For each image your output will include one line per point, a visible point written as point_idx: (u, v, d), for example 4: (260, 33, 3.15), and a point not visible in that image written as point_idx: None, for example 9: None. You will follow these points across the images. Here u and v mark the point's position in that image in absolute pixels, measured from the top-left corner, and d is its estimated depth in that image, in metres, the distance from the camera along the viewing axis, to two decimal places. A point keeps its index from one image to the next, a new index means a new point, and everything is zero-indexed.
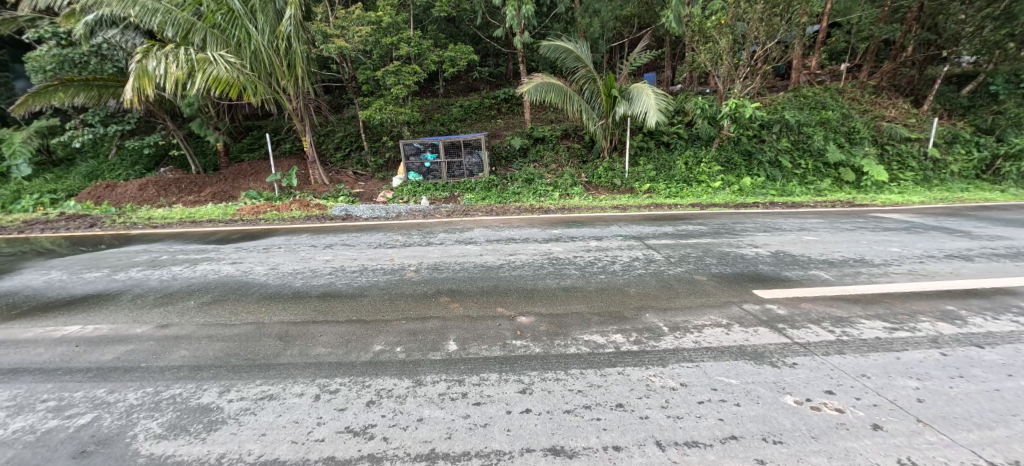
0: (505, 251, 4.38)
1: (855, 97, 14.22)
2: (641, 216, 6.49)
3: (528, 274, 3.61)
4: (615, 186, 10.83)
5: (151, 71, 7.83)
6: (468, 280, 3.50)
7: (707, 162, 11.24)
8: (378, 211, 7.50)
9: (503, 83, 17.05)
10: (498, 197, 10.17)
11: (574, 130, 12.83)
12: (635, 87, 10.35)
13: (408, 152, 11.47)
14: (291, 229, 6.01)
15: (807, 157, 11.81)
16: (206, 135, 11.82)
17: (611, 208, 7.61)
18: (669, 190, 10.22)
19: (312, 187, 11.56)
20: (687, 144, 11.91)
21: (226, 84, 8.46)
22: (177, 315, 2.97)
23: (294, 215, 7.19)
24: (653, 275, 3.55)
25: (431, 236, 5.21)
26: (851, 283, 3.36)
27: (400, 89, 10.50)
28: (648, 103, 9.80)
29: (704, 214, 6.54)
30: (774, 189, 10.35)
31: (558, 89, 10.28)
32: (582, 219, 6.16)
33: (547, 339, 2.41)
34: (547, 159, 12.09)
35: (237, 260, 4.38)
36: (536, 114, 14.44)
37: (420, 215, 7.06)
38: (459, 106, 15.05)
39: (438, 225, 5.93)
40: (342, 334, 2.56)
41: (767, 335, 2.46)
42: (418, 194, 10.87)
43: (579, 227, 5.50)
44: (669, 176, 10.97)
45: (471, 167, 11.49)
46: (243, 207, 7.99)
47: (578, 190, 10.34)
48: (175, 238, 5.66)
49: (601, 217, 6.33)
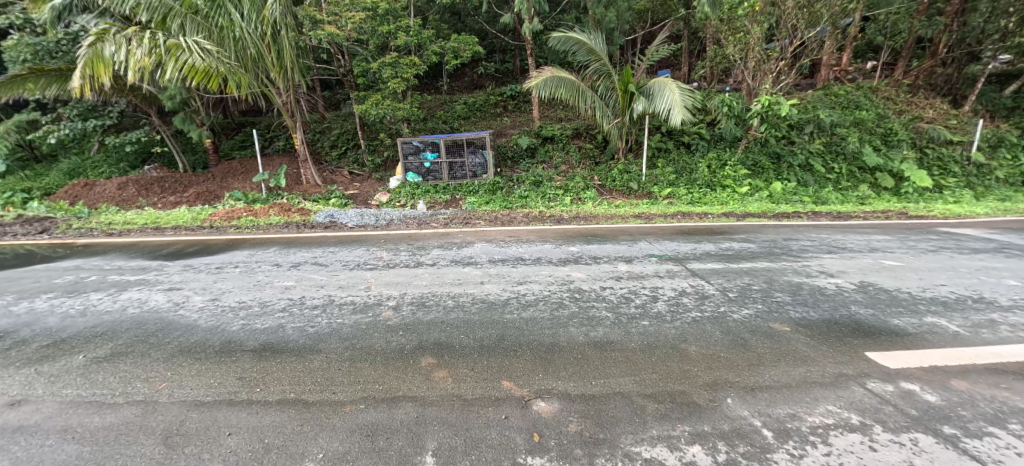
0: (513, 278, 3.42)
1: (890, 95, 13.12)
2: (671, 227, 5.55)
3: (545, 317, 2.68)
4: (630, 190, 9.90)
5: (107, 58, 6.97)
6: (463, 327, 2.56)
7: (732, 165, 10.24)
8: (368, 218, 6.59)
9: (509, 81, 16.14)
10: (504, 201, 9.32)
11: (586, 130, 11.88)
12: (657, 82, 9.30)
13: (406, 152, 10.63)
14: (261, 240, 5.14)
15: (840, 160, 10.86)
16: (190, 130, 11.02)
17: (633, 216, 6.67)
18: (692, 196, 9.27)
19: (302, 188, 10.76)
20: (709, 145, 10.93)
21: (201, 73, 7.65)
22: (44, 383, 2.08)
23: (271, 222, 6.32)
24: (715, 322, 2.61)
25: (422, 252, 4.28)
26: (997, 342, 2.38)
27: (397, 83, 9.64)
28: (672, 99, 8.70)
29: (744, 226, 5.57)
30: (807, 196, 9.38)
31: (570, 84, 9.37)
32: (602, 232, 5.21)
33: (584, 457, 1.47)
34: (557, 159, 11.17)
35: (175, 286, 3.49)
36: (544, 111, 13.45)
37: (414, 223, 6.16)
38: (463, 103, 14.22)
39: (433, 236, 5.03)
40: (260, 433, 1.64)
41: (940, 454, 1.50)
42: (417, 197, 10.02)
43: (601, 243, 4.58)
44: (690, 180, 10.01)
45: (474, 169, 10.58)
46: (216, 211, 7.12)
47: (591, 195, 9.44)
48: (123, 250, 4.81)
49: (626, 229, 5.40)
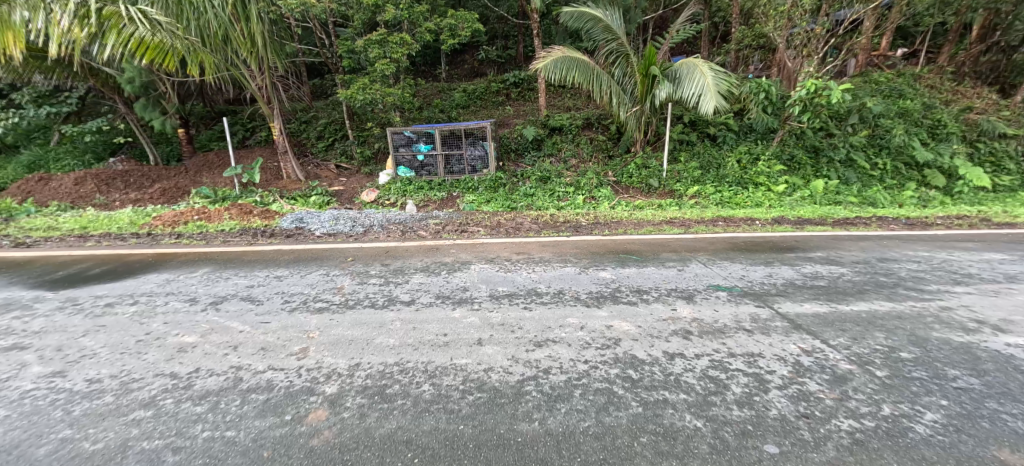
0: (526, 333, 2.25)
1: (935, 83, 11.80)
2: (721, 239, 4.39)
3: (593, 432, 1.51)
4: (649, 187, 8.74)
5: (19, 23, 5.86)
6: (444, 459, 1.38)
7: (765, 159, 9.02)
8: (343, 223, 5.34)
9: (512, 67, 14.82)
10: (507, 200, 8.19)
11: (598, 120, 10.65)
12: (687, 63, 7.78)
13: (397, 143, 9.45)
14: (199, 255, 4.00)
15: (884, 155, 9.67)
16: (153, 119, 9.62)
17: (666, 222, 5.49)
18: (721, 196, 8.12)
19: (281, 184, 9.60)
20: (738, 137, 9.72)
21: (148, 47, 6.59)
22: None
23: (224, 227, 5.16)
24: (901, 448, 1.44)
25: (397, 279, 3.10)
26: None
27: (386, 65, 8.37)
28: (704, 84, 7.17)
29: (813, 239, 4.41)
30: (852, 196, 8.22)
31: (583, 65, 8.13)
32: (637, 246, 4.01)
33: None
34: (566, 153, 9.97)
35: (22, 343, 2.31)
36: (551, 99, 12.17)
37: (398, 230, 5.00)
38: (462, 90, 13.00)
39: (418, 252, 3.85)
40: None
41: None
42: (408, 194, 8.86)
43: (641, 265, 3.42)
44: (718, 176, 8.82)
45: (473, 162, 9.40)
46: (164, 212, 5.95)
47: (606, 193, 8.29)
48: (10, 271, 3.65)
49: (666, 242, 4.19)
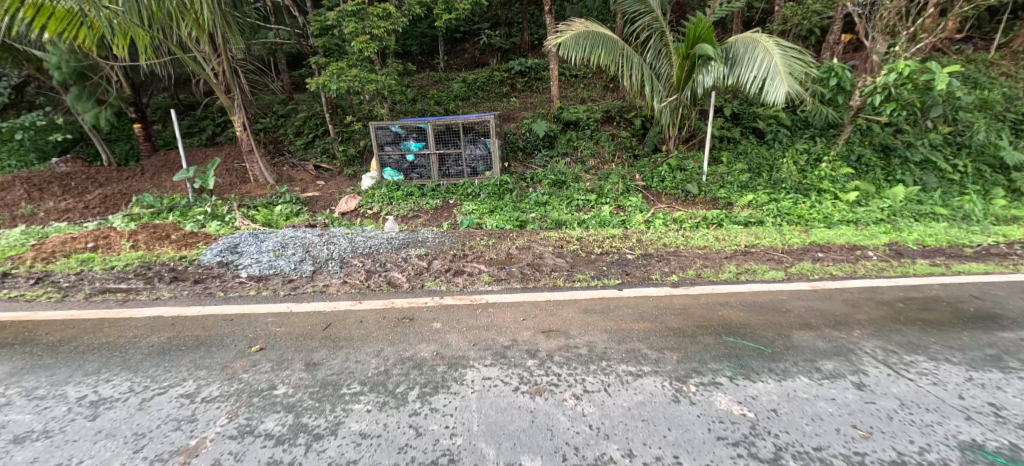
0: None
1: (1012, 71, 10.10)
2: (858, 293, 2.82)
3: None
4: (687, 194, 7.19)
5: None
6: None
7: (828, 160, 7.43)
8: (288, 255, 3.76)
9: (517, 55, 13.19)
10: (513, 211, 6.65)
11: (619, 112, 9.02)
12: (742, 39, 6.13)
13: (382, 140, 7.84)
14: (28, 328, 2.43)
15: (965, 154, 8.03)
16: (86, 111, 7.88)
17: (743, 252, 3.91)
18: (779, 206, 6.57)
19: (245, 189, 8.03)
20: (791, 134, 8.13)
21: (48, 16, 5.11)
22: None
23: (119, 263, 3.61)
24: None
25: (314, 425, 1.53)
26: None
27: (365, 43, 6.78)
28: (773, 66, 5.57)
29: (1002, 295, 2.82)
30: (941, 206, 6.63)
31: (611, 43, 6.49)
32: (744, 317, 2.40)
33: None
34: (584, 151, 8.39)
35: None
36: (563, 89, 10.55)
37: (364, 268, 3.44)
38: (461, 81, 11.43)
39: (379, 327, 2.30)
40: None
41: None
42: (394, 202, 7.33)
43: (780, 372, 1.85)
44: (771, 181, 7.25)
45: (472, 163, 7.84)
46: (56, 236, 4.40)
47: (637, 201, 6.74)
48: None
49: (783, 305, 2.59)
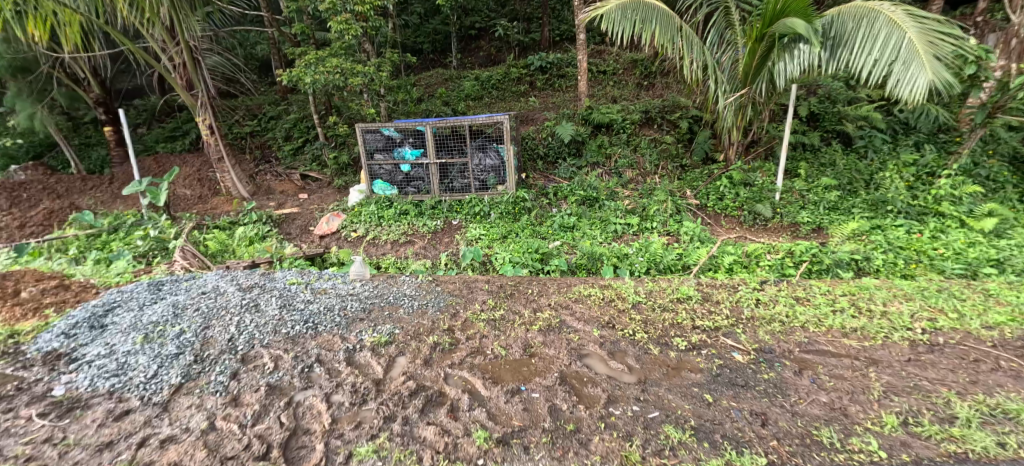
0: None
1: None
2: None
3: None
4: (757, 218, 5.54)
5: None
6: None
7: (947, 173, 5.65)
8: (167, 337, 2.30)
9: (536, 51, 11.68)
10: (531, 238, 5.13)
11: (661, 113, 7.37)
12: (851, 9, 4.47)
13: (371, 146, 6.42)
14: None
15: None
16: (20, 110, 6.67)
17: (926, 347, 2.27)
18: (891, 236, 4.85)
19: (212, 204, 6.75)
20: (887, 139, 6.36)
21: None
22: None
23: None
24: None
25: None
26: None
27: (345, 24, 5.38)
28: (908, 46, 3.98)
29: None
30: None
31: (663, 20, 4.90)
32: None
33: None
34: (620, 160, 6.80)
35: None
36: (591, 86, 8.97)
37: (273, 377, 1.94)
38: (472, 79, 9.99)
39: None
40: None
41: None
42: (383, 223, 5.89)
43: None
44: (872, 200, 5.50)
45: (482, 174, 6.35)
46: None
47: (696, 228, 5.12)
48: None
49: None
